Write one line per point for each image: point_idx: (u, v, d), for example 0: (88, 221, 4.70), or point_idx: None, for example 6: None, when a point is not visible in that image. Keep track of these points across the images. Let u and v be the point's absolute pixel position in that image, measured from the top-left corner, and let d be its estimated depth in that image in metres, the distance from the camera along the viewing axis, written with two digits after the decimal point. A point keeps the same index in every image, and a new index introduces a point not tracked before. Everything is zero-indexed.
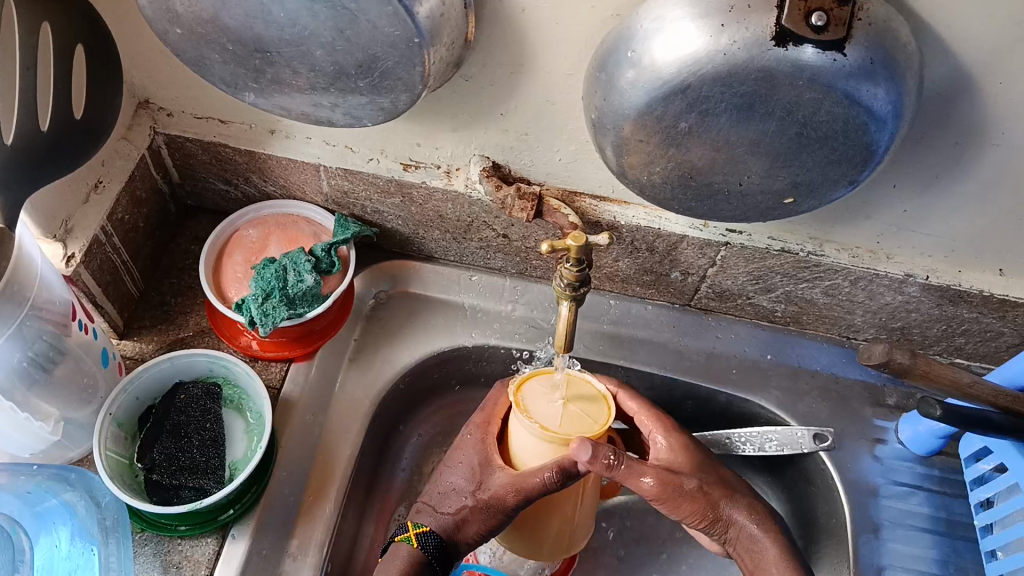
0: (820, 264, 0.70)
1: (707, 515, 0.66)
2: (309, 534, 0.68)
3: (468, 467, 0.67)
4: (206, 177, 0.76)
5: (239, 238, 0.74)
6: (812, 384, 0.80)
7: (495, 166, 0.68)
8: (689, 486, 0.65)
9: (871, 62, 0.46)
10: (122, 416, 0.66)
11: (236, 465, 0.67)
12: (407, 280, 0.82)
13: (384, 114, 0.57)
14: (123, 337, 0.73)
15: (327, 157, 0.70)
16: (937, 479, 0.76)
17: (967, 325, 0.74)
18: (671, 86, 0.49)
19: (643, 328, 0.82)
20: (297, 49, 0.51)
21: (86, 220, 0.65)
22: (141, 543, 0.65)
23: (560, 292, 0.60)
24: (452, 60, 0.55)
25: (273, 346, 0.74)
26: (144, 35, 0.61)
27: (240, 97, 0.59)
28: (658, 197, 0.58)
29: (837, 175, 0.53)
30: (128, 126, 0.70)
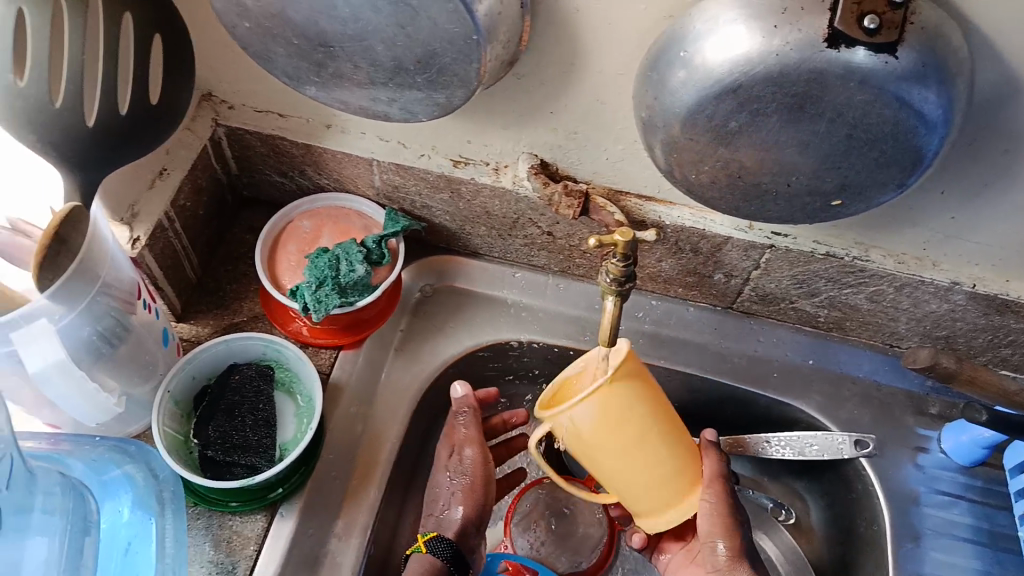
0: (864, 269, 0.70)
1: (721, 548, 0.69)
2: (354, 516, 0.71)
3: (464, 482, 0.72)
4: (263, 169, 0.79)
5: (294, 229, 0.76)
6: (853, 390, 0.80)
7: (543, 163, 0.70)
8: (731, 524, 0.68)
9: (923, 66, 0.47)
10: (179, 394, 0.69)
11: (286, 446, 0.70)
12: (453, 275, 0.84)
13: (438, 109, 0.59)
14: (180, 320, 0.76)
15: (380, 152, 0.72)
16: (980, 490, 0.76)
17: (1013, 336, 0.73)
18: (721, 85, 0.50)
19: (685, 330, 0.83)
20: (360, 44, 0.54)
21: (151, 206, 0.68)
22: (193, 516, 0.68)
23: (606, 287, 0.61)
24: (507, 58, 0.57)
25: (323, 333, 0.77)
26: (214, 30, 0.64)
27: (302, 90, 0.61)
28: (705, 196, 0.59)
29: (886, 178, 0.53)
30: (192, 118, 0.73)
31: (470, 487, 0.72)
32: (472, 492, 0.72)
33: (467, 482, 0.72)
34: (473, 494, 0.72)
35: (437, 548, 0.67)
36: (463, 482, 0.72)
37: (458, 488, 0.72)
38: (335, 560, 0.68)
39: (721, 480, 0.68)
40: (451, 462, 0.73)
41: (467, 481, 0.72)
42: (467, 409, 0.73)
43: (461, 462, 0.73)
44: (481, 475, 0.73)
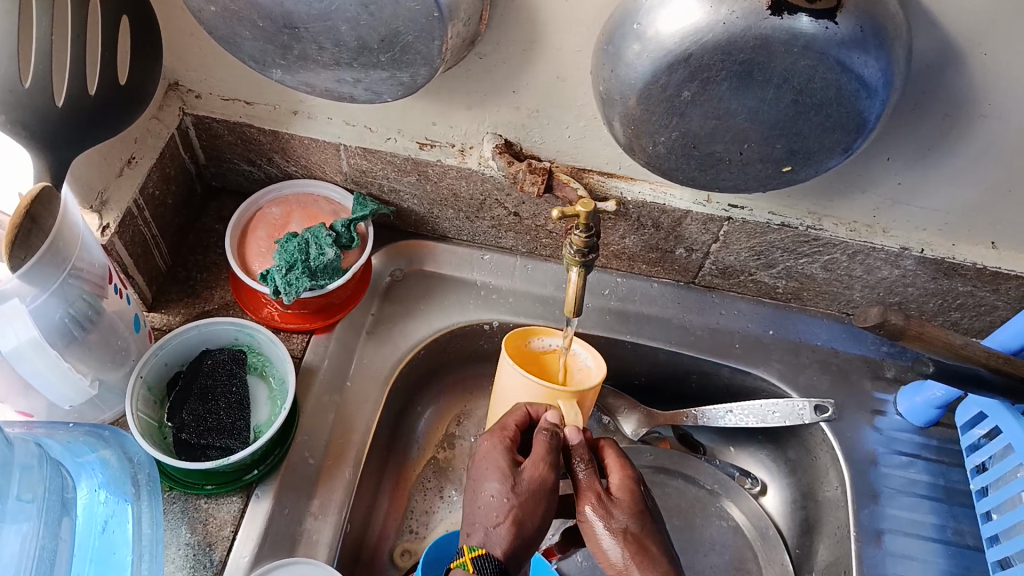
0: (818, 238, 0.73)
1: (613, 562, 0.59)
2: (330, 496, 0.71)
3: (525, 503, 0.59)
4: (231, 158, 0.80)
5: (262, 215, 0.77)
6: (813, 357, 0.83)
7: (507, 143, 0.72)
8: (615, 534, 0.59)
9: (862, 31, 0.49)
10: (152, 379, 0.70)
11: (260, 428, 0.70)
12: (423, 259, 0.86)
13: (403, 89, 0.60)
14: (151, 310, 0.77)
15: (347, 137, 0.74)
16: (936, 449, 0.79)
17: (962, 299, 0.76)
18: (674, 55, 0.52)
19: (650, 305, 0.85)
20: (324, 24, 0.55)
21: (119, 193, 0.69)
22: (169, 501, 0.68)
23: (570, 258, 0.63)
24: (468, 37, 0.58)
25: (294, 318, 0.78)
26: (179, 18, 0.65)
27: (268, 74, 0.62)
28: (663, 167, 0.61)
29: (833, 143, 0.56)
30: (158, 107, 0.73)
31: (529, 509, 0.59)
32: (526, 516, 0.58)
33: (523, 503, 0.58)
34: (525, 518, 0.58)
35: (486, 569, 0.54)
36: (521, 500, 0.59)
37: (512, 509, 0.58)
38: (311, 539, 0.69)
39: (593, 483, 0.61)
40: (518, 479, 0.60)
41: (526, 498, 0.59)
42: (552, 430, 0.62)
43: (527, 478, 0.60)
44: (544, 497, 0.59)
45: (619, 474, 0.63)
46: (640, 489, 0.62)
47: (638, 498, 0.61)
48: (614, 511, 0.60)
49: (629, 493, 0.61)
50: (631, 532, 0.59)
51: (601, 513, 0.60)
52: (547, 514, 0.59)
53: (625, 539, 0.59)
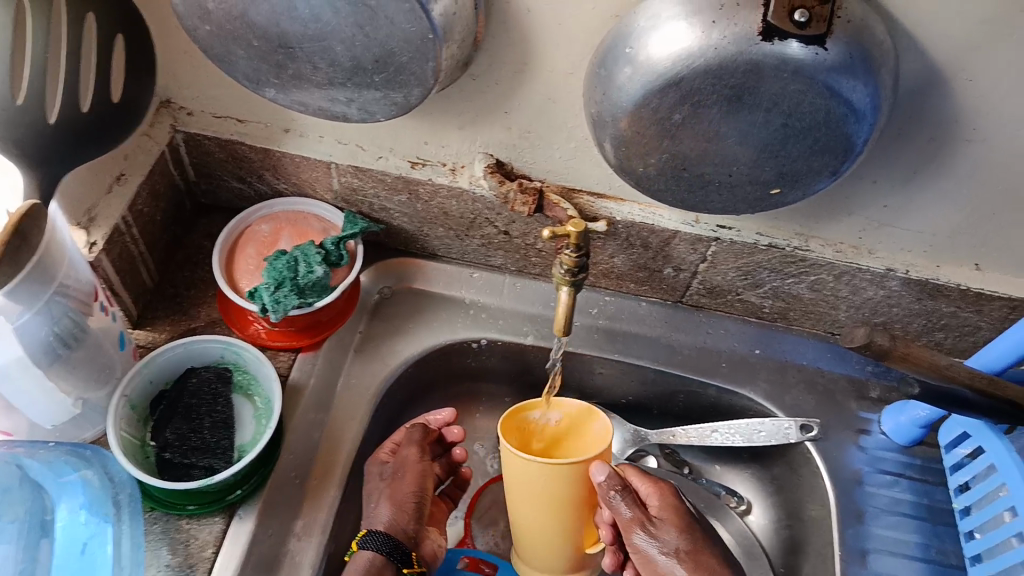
0: (804, 259, 0.74)
1: None
2: (316, 516, 0.71)
3: (401, 483, 0.73)
4: (220, 174, 0.80)
5: (251, 232, 0.77)
6: (799, 376, 0.84)
7: (498, 162, 0.72)
8: (668, 555, 0.70)
9: (850, 57, 0.50)
10: (136, 398, 0.69)
11: (244, 447, 0.70)
12: (411, 277, 0.86)
13: (395, 109, 0.61)
14: (137, 326, 0.76)
15: (338, 155, 0.74)
16: (919, 468, 0.80)
17: (945, 320, 0.77)
18: (666, 79, 0.53)
19: (638, 324, 0.86)
20: (319, 44, 0.55)
21: (108, 210, 0.68)
22: (150, 521, 0.68)
23: (560, 278, 0.64)
24: (462, 58, 0.59)
25: (281, 335, 0.78)
26: (173, 36, 0.65)
27: (260, 93, 0.62)
28: (653, 189, 0.62)
29: (820, 166, 0.57)
30: (149, 123, 0.73)
31: (403, 482, 0.73)
32: (401, 487, 0.73)
33: (398, 477, 0.74)
34: (399, 496, 0.73)
35: (367, 543, 0.69)
36: (394, 485, 0.74)
37: (393, 488, 0.73)
38: (295, 560, 0.68)
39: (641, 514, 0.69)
40: (391, 467, 0.74)
41: (399, 478, 0.74)
42: (616, 491, 0.66)
43: (396, 462, 0.75)
44: (413, 470, 0.74)
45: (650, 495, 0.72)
46: (675, 501, 0.72)
47: (675, 514, 0.71)
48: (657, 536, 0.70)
49: (668, 513, 0.71)
50: (681, 551, 0.70)
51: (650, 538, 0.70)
52: (417, 484, 0.74)
53: (679, 558, 0.70)
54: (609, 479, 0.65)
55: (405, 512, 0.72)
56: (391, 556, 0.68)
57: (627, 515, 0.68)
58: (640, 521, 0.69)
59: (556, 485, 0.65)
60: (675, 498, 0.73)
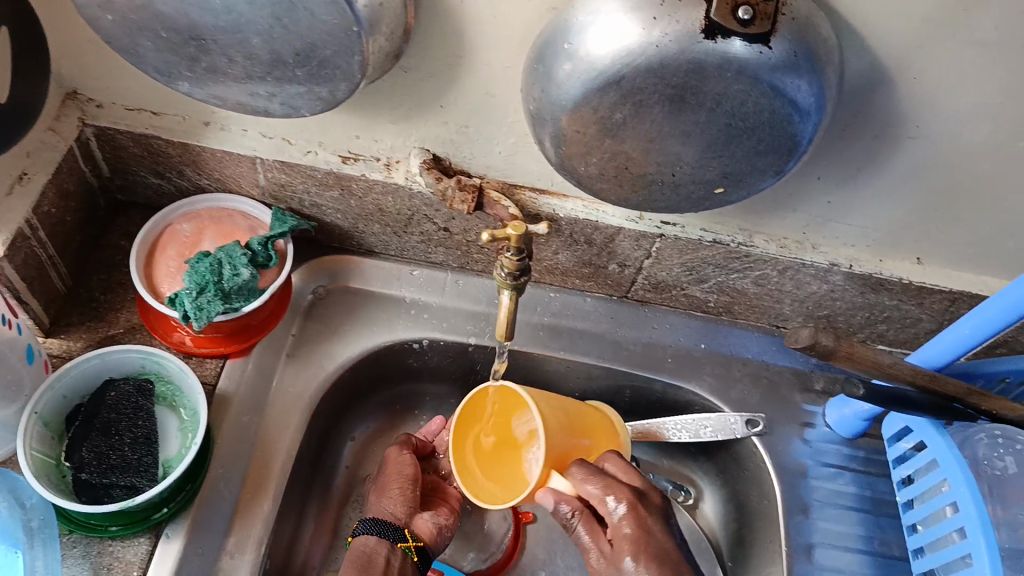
0: (749, 254, 0.73)
1: None
2: (250, 533, 0.67)
3: (386, 473, 0.74)
4: (137, 170, 0.75)
5: (171, 232, 0.72)
6: (744, 371, 0.83)
7: (435, 158, 0.68)
8: None
9: (795, 56, 0.48)
10: (49, 414, 0.65)
11: (170, 462, 0.66)
12: (347, 275, 0.82)
13: (321, 104, 0.57)
14: (50, 335, 0.72)
15: (263, 149, 0.69)
16: (862, 460, 0.80)
17: (887, 313, 0.77)
18: (606, 77, 0.50)
19: (583, 320, 0.84)
20: (233, 36, 0.51)
21: (9, 213, 0.64)
22: (68, 545, 0.63)
23: (501, 282, 0.61)
24: (392, 50, 0.55)
25: (207, 342, 0.73)
26: (75, 23, 0.60)
27: (174, 86, 0.58)
28: (596, 188, 0.60)
29: (765, 166, 0.55)
30: (55, 117, 0.68)
31: (388, 472, 0.75)
32: (385, 477, 0.74)
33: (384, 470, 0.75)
34: (388, 483, 0.74)
35: (362, 526, 0.68)
36: (383, 477, 0.75)
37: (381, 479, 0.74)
38: None
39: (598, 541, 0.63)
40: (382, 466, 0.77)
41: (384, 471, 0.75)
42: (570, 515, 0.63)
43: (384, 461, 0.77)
44: (395, 461, 0.76)
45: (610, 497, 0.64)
46: (634, 524, 0.62)
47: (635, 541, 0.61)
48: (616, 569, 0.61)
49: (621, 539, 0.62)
50: None
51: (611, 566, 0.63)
52: (399, 470, 0.74)
53: None
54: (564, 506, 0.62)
55: (392, 496, 0.72)
56: (385, 534, 0.68)
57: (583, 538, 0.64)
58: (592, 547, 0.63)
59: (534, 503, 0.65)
60: (640, 519, 0.62)
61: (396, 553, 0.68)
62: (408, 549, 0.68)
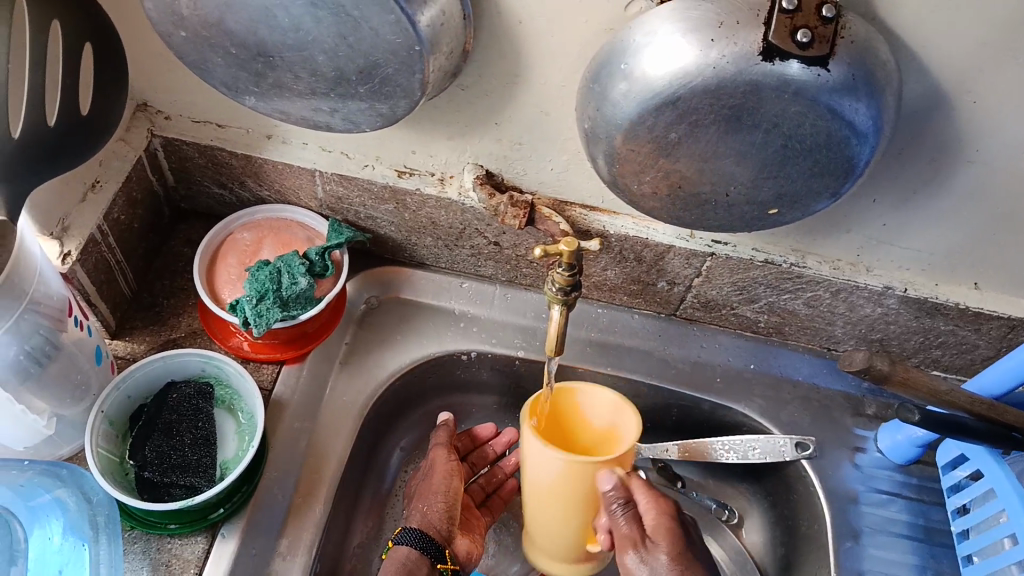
0: (801, 275, 0.72)
1: None
2: (299, 534, 0.69)
3: (439, 487, 0.75)
4: (201, 180, 0.78)
5: (233, 241, 0.75)
6: (793, 393, 0.82)
7: (488, 173, 0.70)
8: None
9: (854, 78, 0.48)
10: (114, 414, 0.68)
11: (227, 464, 0.68)
12: (398, 286, 0.84)
13: (382, 120, 0.58)
14: (115, 337, 0.75)
15: (323, 163, 0.71)
16: (916, 488, 0.78)
17: (943, 338, 0.76)
18: (662, 98, 0.50)
19: (630, 337, 0.84)
20: (300, 54, 0.53)
21: (83, 219, 0.67)
22: (130, 541, 0.66)
23: (552, 297, 0.62)
24: (451, 69, 0.56)
25: (265, 348, 0.75)
26: (151, 41, 0.63)
27: (241, 101, 0.60)
28: (647, 206, 0.60)
29: (820, 187, 0.55)
30: (126, 128, 0.71)
31: (437, 479, 0.75)
32: (429, 493, 0.75)
33: (429, 479, 0.76)
34: (430, 493, 0.74)
35: (402, 538, 0.70)
36: (425, 485, 0.75)
37: (433, 493, 0.74)
38: None
39: (636, 536, 0.68)
40: (428, 464, 0.77)
41: (428, 477, 0.76)
42: (621, 503, 0.66)
43: (431, 463, 0.77)
44: (451, 468, 0.76)
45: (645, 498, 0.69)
46: (671, 522, 0.70)
47: (666, 532, 0.69)
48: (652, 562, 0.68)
49: (624, 565, 0.69)
50: None
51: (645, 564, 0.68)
52: (450, 474, 0.76)
53: None
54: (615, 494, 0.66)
55: (440, 503, 0.74)
56: (425, 552, 0.70)
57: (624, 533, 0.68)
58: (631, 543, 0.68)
59: (570, 484, 0.65)
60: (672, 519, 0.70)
61: (432, 572, 0.70)
62: (443, 570, 0.71)
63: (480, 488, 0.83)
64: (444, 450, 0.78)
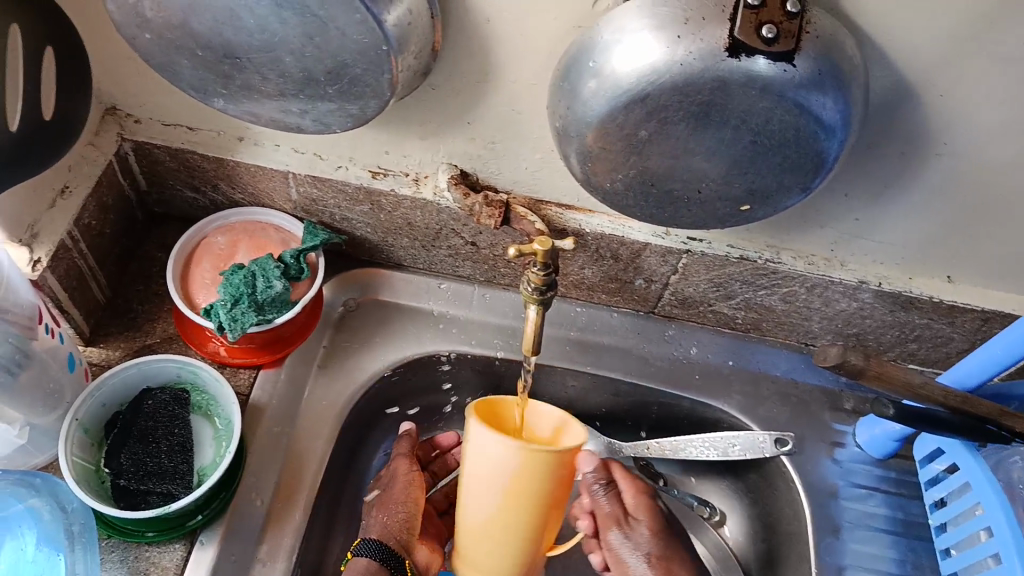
0: (777, 271, 0.72)
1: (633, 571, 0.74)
2: (278, 541, 0.69)
3: (401, 499, 0.74)
4: (175, 184, 0.77)
5: (207, 245, 0.74)
6: (772, 389, 0.82)
7: (463, 173, 0.69)
8: (637, 557, 0.74)
9: (820, 73, 0.48)
10: (89, 421, 0.67)
11: (205, 470, 0.68)
12: (376, 288, 0.83)
13: (352, 121, 0.58)
14: (89, 344, 0.74)
15: (296, 164, 0.71)
16: (895, 481, 0.79)
17: (919, 331, 0.76)
18: (630, 94, 0.50)
19: (609, 335, 0.84)
20: (267, 55, 0.52)
21: (53, 225, 0.66)
22: (107, 549, 0.65)
23: (528, 297, 0.62)
24: (420, 68, 0.56)
25: (239, 352, 0.74)
26: (117, 44, 0.62)
27: (210, 103, 0.59)
28: (620, 204, 0.60)
29: (791, 182, 0.55)
30: (96, 133, 0.70)
31: (398, 492, 0.75)
32: (388, 505, 0.74)
33: (391, 491, 0.75)
34: (391, 504, 0.74)
35: (363, 549, 0.69)
36: (386, 494, 0.75)
37: (394, 505, 0.74)
38: None
39: (617, 513, 0.74)
40: (388, 473, 0.77)
41: (391, 488, 0.75)
42: (601, 482, 0.75)
43: (393, 473, 0.77)
44: (413, 479, 0.76)
45: (631, 488, 0.75)
46: (649, 502, 0.75)
47: (648, 511, 0.75)
48: (634, 541, 0.74)
49: (609, 540, 0.75)
50: (651, 556, 0.74)
51: (630, 538, 0.74)
52: (411, 487, 0.75)
53: (650, 562, 0.74)
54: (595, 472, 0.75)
55: (400, 515, 0.74)
56: (385, 564, 0.69)
57: (608, 510, 0.74)
58: (617, 519, 0.74)
59: (526, 479, 0.59)
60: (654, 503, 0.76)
61: None
62: None
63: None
64: (406, 459, 0.77)
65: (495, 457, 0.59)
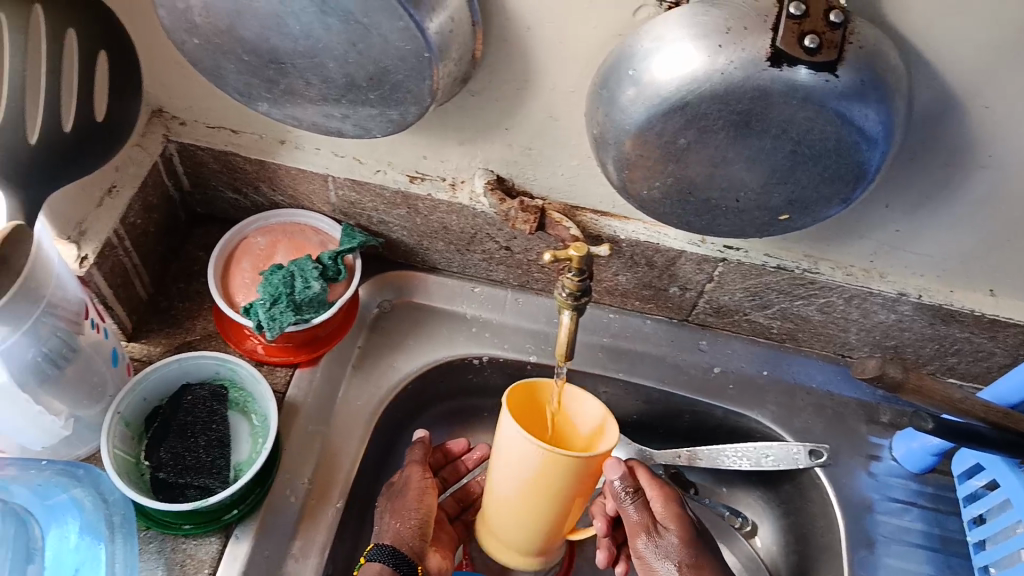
0: (815, 281, 0.72)
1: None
2: (311, 536, 0.70)
3: (412, 506, 0.73)
4: (217, 185, 0.79)
5: (247, 245, 0.76)
6: (807, 400, 0.81)
7: (499, 179, 0.70)
8: (666, 563, 0.70)
9: (863, 83, 0.48)
10: (131, 415, 0.69)
11: (241, 466, 0.69)
12: (411, 291, 0.84)
13: (393, 126, 0.59)
14: (132, 340, 0.76)
15: (335, 168, 0.72)
16: (931, 497, 0.77)
17: (959, 345, 0.75)
18: (669, 103, 0.50)
19: (642, 342, 0.83)
20: (311, 61, 0.53)
21: (99, 224, 0.68)
22: (145, 540, 0.66)
23: (562, 302, 0.62)
24: (460, 75, 0.57)
25: (278, 351, 0.76)
26: (165, 49, 0.64)
27: (255, 107, 0.61)
28: (658, 212, 0.60)
29: (831, 192, 0.54)
30: (142, 134, 0.72)
31: (407, 499, 0.74)
32: (403, 510, 0.73)
33: (405, 496, 0.74)
34: (404, 511, 0.73)
35: (375, 554, 0.69)
36: (399, 501, 0.74)
37: (407, 512, 0.73)
38: None
39: (644, 519, 0.71)
40: (403, 479, 0.76)
41: (402, 495, 0.74)
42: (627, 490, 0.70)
43: (406, 479, 0.76)
44: (427, 487, 0.75)
45: (654, 491, 0.72)
46: (678, 507, 0.72)
47: (675, 515, 0.71)
48: (662, 550, 0.70)
49: (637, 549, 0.71)
50: (682, 563, 0.69)
51: (655, 546, 0.71)
52: (423, 494, 0.75)
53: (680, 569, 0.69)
54: (619, 479, 0.70)
55: (411, 521, 0.72)
56: (398, 569, 0.68)
57: (633, 519, 0.71)
58: (643, 526, 0.71)
59: (545, 476, 0.61)
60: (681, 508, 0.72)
61: None
62: None
63: (452, 504, 0.85)
64: (418, 467, 0.77)
65: (520, 448, 0.61)
